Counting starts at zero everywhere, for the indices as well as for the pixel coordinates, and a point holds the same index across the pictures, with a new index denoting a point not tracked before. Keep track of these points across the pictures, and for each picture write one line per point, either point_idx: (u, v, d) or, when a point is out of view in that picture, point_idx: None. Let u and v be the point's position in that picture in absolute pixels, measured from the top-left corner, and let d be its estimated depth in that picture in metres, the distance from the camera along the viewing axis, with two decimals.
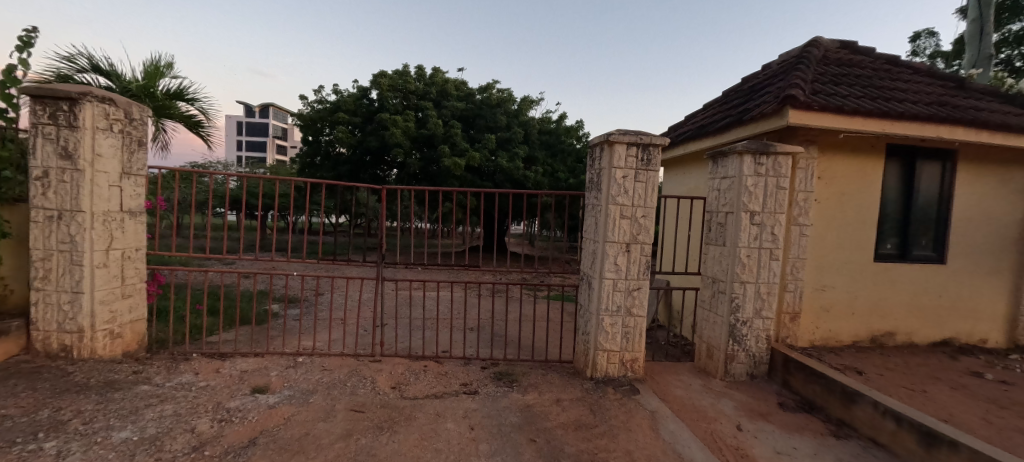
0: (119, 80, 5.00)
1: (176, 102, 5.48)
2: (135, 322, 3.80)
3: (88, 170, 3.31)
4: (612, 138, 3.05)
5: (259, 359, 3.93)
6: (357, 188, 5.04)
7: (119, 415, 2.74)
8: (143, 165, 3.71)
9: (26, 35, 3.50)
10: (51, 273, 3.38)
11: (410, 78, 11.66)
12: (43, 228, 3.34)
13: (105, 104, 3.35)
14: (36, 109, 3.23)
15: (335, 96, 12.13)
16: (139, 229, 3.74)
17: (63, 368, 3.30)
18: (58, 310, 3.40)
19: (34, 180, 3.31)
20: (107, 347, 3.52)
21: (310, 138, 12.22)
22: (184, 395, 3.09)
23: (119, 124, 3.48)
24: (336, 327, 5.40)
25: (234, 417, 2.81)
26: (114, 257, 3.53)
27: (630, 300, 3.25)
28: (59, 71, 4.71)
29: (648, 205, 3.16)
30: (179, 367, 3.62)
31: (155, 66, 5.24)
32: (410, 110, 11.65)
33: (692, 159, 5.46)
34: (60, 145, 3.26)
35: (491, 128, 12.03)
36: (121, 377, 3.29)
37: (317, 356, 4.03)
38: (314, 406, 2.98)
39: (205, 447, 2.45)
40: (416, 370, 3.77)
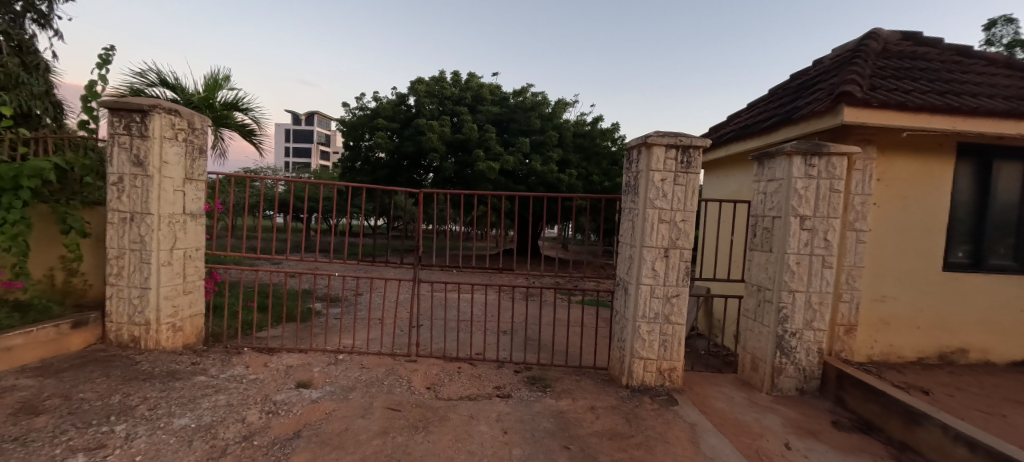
0: (184, 93, 5.44)
1: (232, 112, 5.87)
2: (194, 316, 4.08)
3: (156, 175, 3.59)
4: (650, 140, 2.98)
5: (303, 355, 4.12)
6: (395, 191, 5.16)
7: (179, 403, 2.94)
8: (202, 172, 4.00)
9: (105, 53, 3.89)
10: (123, 271, 3.69)
11: (446, 84, 11.96)
12: (118, 229, 3.66)
13: (171, 115, 3.64)
14: (113, 121, 3.55)
15: (375, 103, 12.59)
16: (198, 231, 4.02)
17: (132, 357, 3.59)
18: (128, 304, 3.70)
19: (110, 186, 3.63)
20: (169, 339, 3.80)
21: (351, 144, 12.75)
22: (236, 387, 3.29)
23: (183, 133, 3.76)
24: (374, 327, 5.58)
25: (280, 409, 2.95)
26: (177, 256, 3.81)
27: (668, 307, 3.15)
28: (132, 86, 5.18)
29: (688, 208, 3.05)
30: (231, 360, 3.85)
31: (215, 78, 5.65)
32: (446, 115, 11.88)
33: (736, 162, 5.23)
34: (133, 153, 3.56)
35: (525, 131, 12.04)
36: (181, 367, 3.54)
37: (357, 354, 4.18)
38: (353, 403, 3.08)
39: (255, 437, 2.59)
40: (450, 371, 3.83)
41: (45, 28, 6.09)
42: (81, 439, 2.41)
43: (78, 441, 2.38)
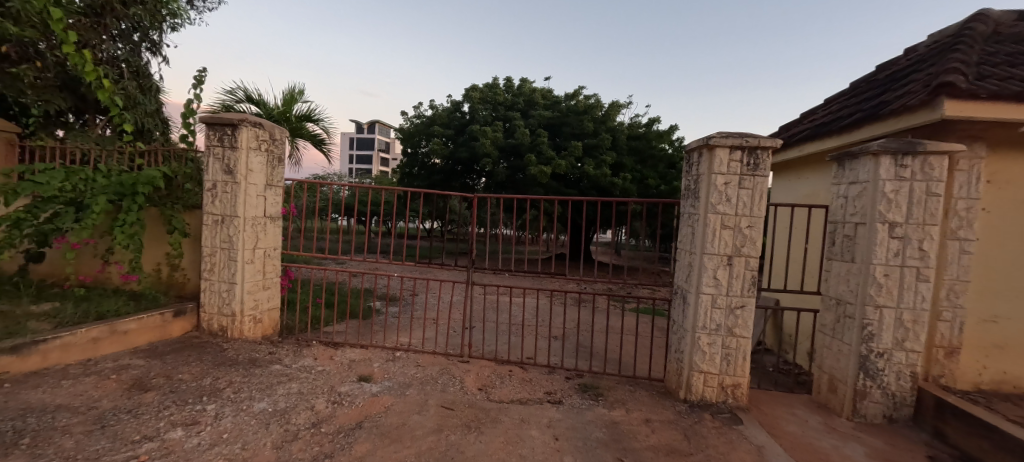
0: (266, 107, 6.00)
1: (306, 123, 6.37)
2: (271, 310, 4.45)
3: (243, 182, 3.98)
4: (712, 142, 2.84)
5: (364, 350, 4.36)
6: (449, 195, 5.27)
7: (257, 388, 3.23)
8: (280, 178, 4.38)
9: (200, 74, 4.40)
10: (214, 266, 4.12)
11: (499, 90, 12.14)
12: (211, 230, 4.09)
13: (256, 127, 4.01)
14: (209, 135, 4.00)
15: (431, 110, 13.10)
16: (277, 232, 4.40)
17: (220, 344, 4.00)
18: (218, 296, 4.12)
19: (206, 192, 4.09)
20: (250, 330, 4.18)
21: (409, 150, 13.32)
22: (306, 377, 3.55)
23: (266, 144, 4.15)
24: (429, 327, 5.77)
25: (344, 400, 3.15)
26: (259, 254, 4.19)
27: (732, 319, 2.96)
28: (224, 102, 5.80)
29: (754, 214, 2.87)
30: (302, 351, 4.16)
31: (292, 93, 6.18)
32: (499, 120, 11.99)
33: (812, 163, 4.82)
34: (224, 163, 3.98)
35: (577, 135, 11.83)
36: (260, 356, 3.88)
37: (413, 352, 4.34)
38: (410, 398, 3.21)
39: (322, 424, 2.78)
40: (502, 374, 3.87)
41: (156, 54, 6.94)
42: (178, 415, 2.72)
43: (177, 416, 2.69)
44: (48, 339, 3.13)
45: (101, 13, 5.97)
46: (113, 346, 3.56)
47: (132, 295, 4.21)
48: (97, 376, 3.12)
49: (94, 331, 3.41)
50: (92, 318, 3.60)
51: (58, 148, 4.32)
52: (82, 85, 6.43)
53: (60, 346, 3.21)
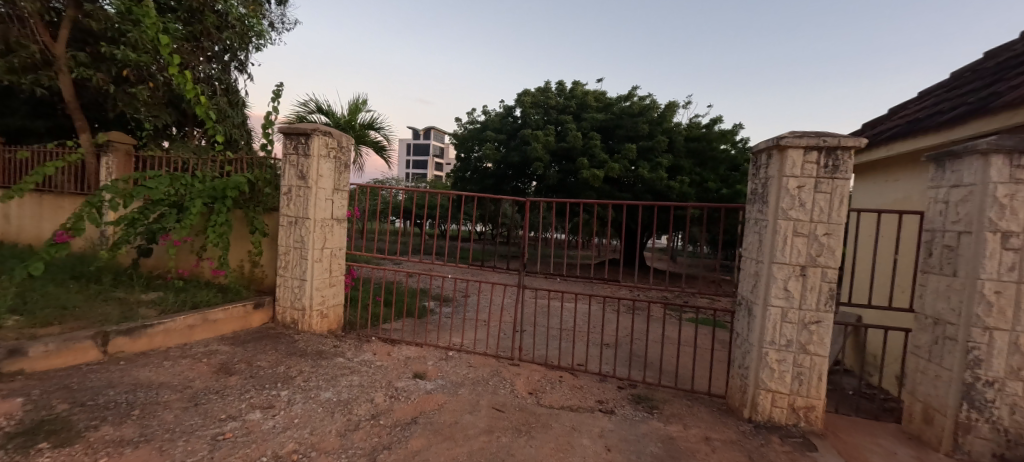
0: (334, 117, 6.45)
1: (369, 131, 6.77)
2: (336, 306, 4.75)
3: (314, 187, 4.29)
4: (784, 142, 2.64)
5: (419, 348, 4.52)
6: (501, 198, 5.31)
7: (324, 378, 3.46)
8: (347, 183, 4.67)
9: (278, 89, 4.82)
10: (288, 264, 4.47)
11: (552, 94, 12.09)
12: (287, 230, 4.45)
13: (326, 135, 4.31)
14: (286, 144, 4.36)
15: (484, 116, 13.37)
16: (343, 233, 4.69)
17: (292, 336, 4.33)
18: (291, 291, 4.47)
19: (283, 195, 4.45)
20: (317, 324, 4.49)
21: (463, 155, 13.68)
22: (366, 370, 3.74)
23: (335, 151, 4.44)
24: (481, 329, 5.88)
25: (401, 395, 3.28)
26: (326, 254, 4.49)
27: (806, 335, 2.73)
28: (298, 113, 6.31)
29: (833, 220, 2.63)
30: (363, 346, 4.40)
31: (357, 103, 6.59)
32: (551, 124, 11.90)
33: (904, 165, 4.34)
34: (299, 169, 4.32)
35: (632, 137, 11.50)
36: (326, 349, 4.15)
37: (465, 352, 4.44)
38: (462, 398, 3.29)
39: (381, 416, 2.92)
40: (552, 379, 3.84)
41: (243, 72, 7.74)
42: (257, 398, 2.98)
43: (256, 400, 2.95)
44: (155, 324, 3.57)
45: (200, 38, 6.83)
46: (204, 333, 3.98)
47: (220, 287, 4.68)
48: (192, 359, 3.50)
49: (190, 318, 3.84)
50: (188, 307, 4.05)
51: (164, 157, 4.92)
52: (184, 102, 7.32)
53: (163, 330, 3.64)
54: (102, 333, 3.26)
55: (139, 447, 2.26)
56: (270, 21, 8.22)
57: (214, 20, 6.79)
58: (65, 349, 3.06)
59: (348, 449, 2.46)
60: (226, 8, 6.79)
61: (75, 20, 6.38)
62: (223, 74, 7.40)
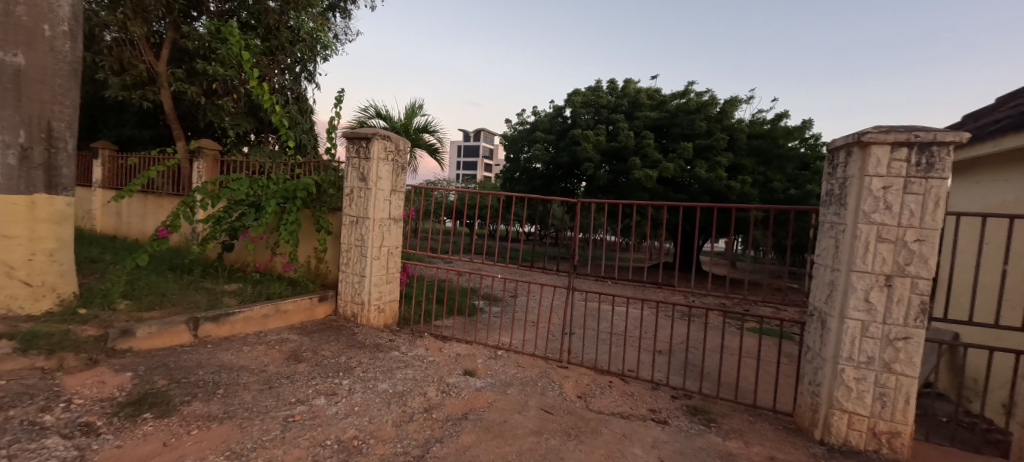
0: (392, 122, 6.77)
1: (423, 134, 7.04)
2: (393, 301, 4.96)
3: (373, 188, 4.51)
4: (866, 138, 2.41)
5: (470, 346, 4.61)
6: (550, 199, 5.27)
7: (381, 370, 3.63)
8: (403, 184, 4.87)
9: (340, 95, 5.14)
10: (350, 261, 4.74)
11: (603, 92, 11.84)
12: (349, 229, 4.71)
13: (385, 139, 4.52)
14: (349, 147, 4.63)
15: (534, 117, 13.43)
16: (399, 232, 4.89)
17: (352, 328, 4.59)
18: (351, 286, 4.73)
19: (346, 196, 4.73)
20: (375, 318, 4.72)
21: (512, 156, 13.82)
22: (419, 365, 3.89)
23: (393, 155, 4.65)
24: (529, 329, 5.89)
25: (452, 391, 3.37)
26: (384, 252, 4.71)
27: (891, 353, 2.47)
28: (359, 119, 6.69)
29: (927, 225, 2.37)
30: (416, 341, 4.57)
31: (413, 107, 6.86)
32: (602, 124, 11.66)
33: (1016, 162, 3.80)
34: (360, 172, 4.57)
35: (688, 135, 10.99)
36: (383, 342, 4.35)
37: (513, 352, 4.47)
38: (511, 397, 3.31)
39: (433, 410, 3.01)
40: (602, 384, 3.77)
41: (311, 82, 8.34)
42: (321, 385, 3.19)
43: (321, 386, 3.16)
44: (236, 312, 3.92)
45: (276, 52, 7.43)
46: (277, 322, 4.32)
47: (290, 281, 5.06)
48: (266, 345, 3.81)
49: (265, 308, 4.19)
50: (263, 298, 4.42)
51: (245, 161, 5.40)
52: (261, 111, 7.99)
53: (242, 319, 3.99)
54: (193, 319, 3.63)
55: (223, 423, 2.51)
56: (335, 33, 8.79)
57: (287, 34, 7.36)
58: (164, 332, 3.45)
59: (403, 439, 2.57)
60: (298, 23, 7.33)
61: (175, 41, 7.23)
62: (295, 85, 8.00)
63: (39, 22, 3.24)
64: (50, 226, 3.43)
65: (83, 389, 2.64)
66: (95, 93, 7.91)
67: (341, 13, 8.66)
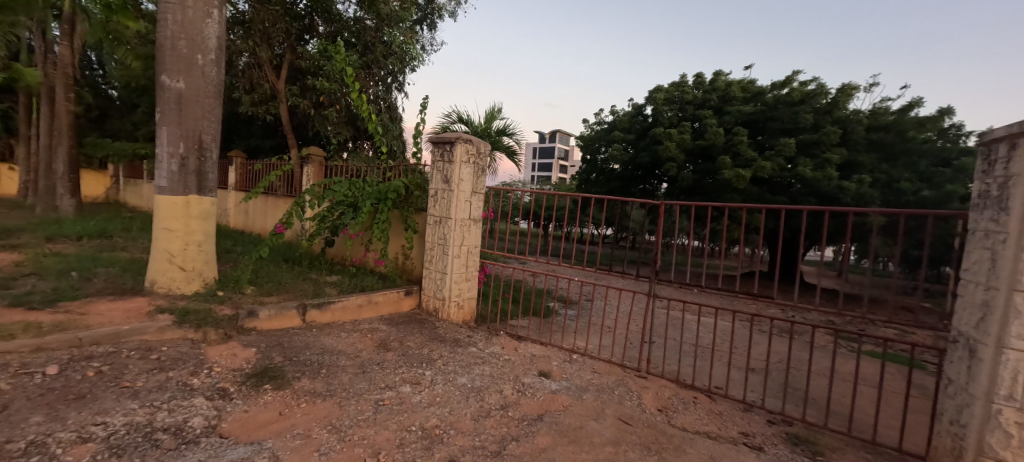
0: (472, 126, 7.03)
1: (501, 137, 7.22)
2: (471, 299, 5.13)
3: (456, 190, 4.71)
4: None
5: (545, 347, 4.61)
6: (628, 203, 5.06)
7: (460, 364, 3.77)
8: (484, 186, 5.02)
9: (424, 102, 5.45)
10: (433, 258, 5.00)
11: (688, 87, 11.08)
12: (433, 229, 4.97)
13: (467, 143, 4.70)
14: (434, 151, 4.89)
15: (612, 116, 13.10)
16: (479, 233, 5.04)
17: (434, 322, 4.83)
18: (434, 282, 4.99)
19: (431, 197, 5.01)
20: (454, 314, 4.92)
21: (589, 157, 13.64)
22: (496, 362, 3.97)
23: (474, 158, 4.81)
24: (606, 334, 5.73)
25: (527, 391, 3.39)
26: (464, 251, 4.89)
27: None
28: (443, 124, 7.06)
29: None
30: (493, 339, 4.68)
31: (493, 111, 7.05)
32: (687, 121, 10.96)
33: None
34: (444, 174, 4.80)
35: (789, 130, 9.90)
36: (462, 337, 4.53)
37: (589, 357, 4.37)
38: (587, 403, 3.25)
39: (510, 408, 3.06)
40: (685, 399, 3.54)
41: (401, 91, 8.95)
42: (406, 374, 3.40)
43: (406, 375, 3.37)
44: (336, 301, 4.34)
45: (372, 66, 8.12)
46: (369, 312, 4.69)
47: (381, 275, 5.48)
48: (360, 333, 4.16)
49: (359, 299, 4.56)
50: (358, 290, 4.83)
51: (345, 166, 5.96)
52: (358, 119, 8.76)
53: (341, 307, 4.41)
54: (301, 305, 4.09)
55: (326, 400, 2.79)
56: (422, 45, 9.35)
57: (381, 49, 8.02)
58: (280, 315, 3.92)
59: (480, 434, 2.64)
60: (391, 38, 7.98)
61: (291, 61, 8.22)
62: (386, 95, 8.64)
63: (195, 52, 3.88)
64: (199, 222, 4.08)
65: (220, 359, 3.11)
66: (232, 109, 9.31)
67: (429, 26, 9.19)
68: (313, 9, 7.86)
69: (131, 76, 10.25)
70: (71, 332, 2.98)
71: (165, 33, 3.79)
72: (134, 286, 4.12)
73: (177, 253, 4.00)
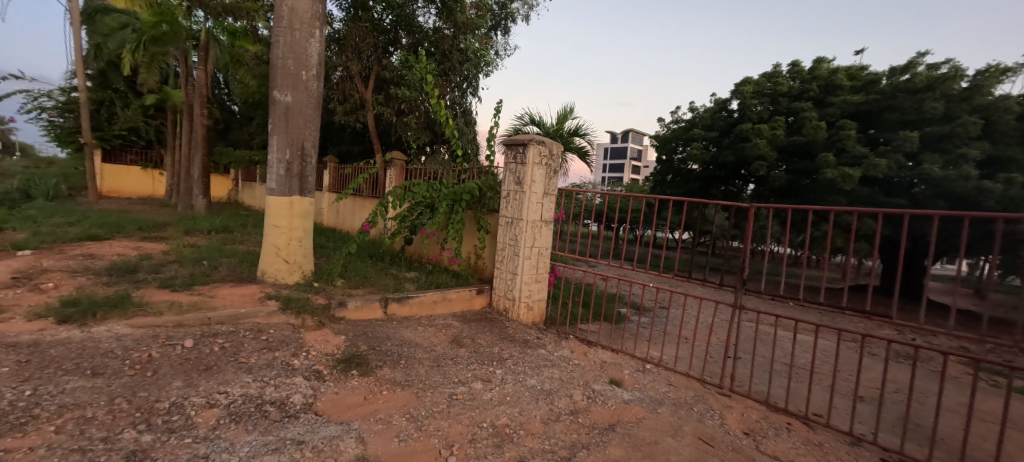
0: (544, 127, 7.04)
1: (573, 138, 7.14)
2: (541, 300, 5.12)
3: (527, 191, 4.73)
4: None
5: (616, 354, 4.45)
6: (707, 207, 4.72)
7: (530, 366, 3.78)
8: (556, 187, 4.99)
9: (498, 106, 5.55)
10: (504, 259, 5.07)
11: (783, 78, 10.04)
12: (505, 229, 5.04)
13: (540, 145, 4.70)
14: (508, 153, 4.95)
15: (692, 113, 12.37)
16: (550, 234, 5.02)
17: (504, 322, 4.89)
18: (505, 282, 5.05)
19: (504, 198, 5.08)
20: (524, 315, 4.94)
21: (665, 157, 13.05)
22: (565, 366, 3.91)
23: (546, 159, 4.80)
24: (683, 345, 5.38)
25: (598, 398, 3.30)
26: (535, 252, 4.90)
27: None
28: (516, 126, 7.15)
29: None
30: (561, 342, 4.63)
31: (565, 112, 7.00)
32: (779, 115, 9.97)
33: None
34: (516, 176, 4.85)
35: (911, 122, 8.57)
36: (531, 339, 4.54)
37: (664, 368, 4.14)
38: (663, 417, 3.08)
39: (580, 414, 3.00)
40: (775, 424, 3.21)
41: (476, 95, 9.21)
42: (478, 370, 3.49)
43: (478, 372, 3.45)
44: (413, 296, 4.58)
45: (448, 73, 8.50)
46: (444, 308, 4.87)
47: (455, 273, 5.68)
48: (435, 328, 4.34)
49: (434, 295, 4.76)
50: (433, 287, 5.04)
51: (423, 168, 6.26)
52: (436, 124, 9.16)
53: (418, 302, 4.64)
54: (384, 298, 4.36)
55: (405, 389, 2.94)
56: (496, 50, 9.55)
57: (457, 56, 8.34)
58: (365, 307, 4.22)
59: (550, 437, 2.61)
60: (466, 45, 8.24)
61: (377, 71, 8.84)
62: (462, 100, 8.96)
63: (300, 69, 4.32)
64: (300, 220, 4.52)
65: (316, 343, 3.43)
66: (327, 118, 10.28)
67: (503, 31, 9.36)
68: (398, 23, 8.39)
69: (249, 92, 11.73)
70: (202, 311, 3.47)
71: (277, 54, 4.27)
72: (249, 274, 4.70)
73: (282, 246, 4.48)
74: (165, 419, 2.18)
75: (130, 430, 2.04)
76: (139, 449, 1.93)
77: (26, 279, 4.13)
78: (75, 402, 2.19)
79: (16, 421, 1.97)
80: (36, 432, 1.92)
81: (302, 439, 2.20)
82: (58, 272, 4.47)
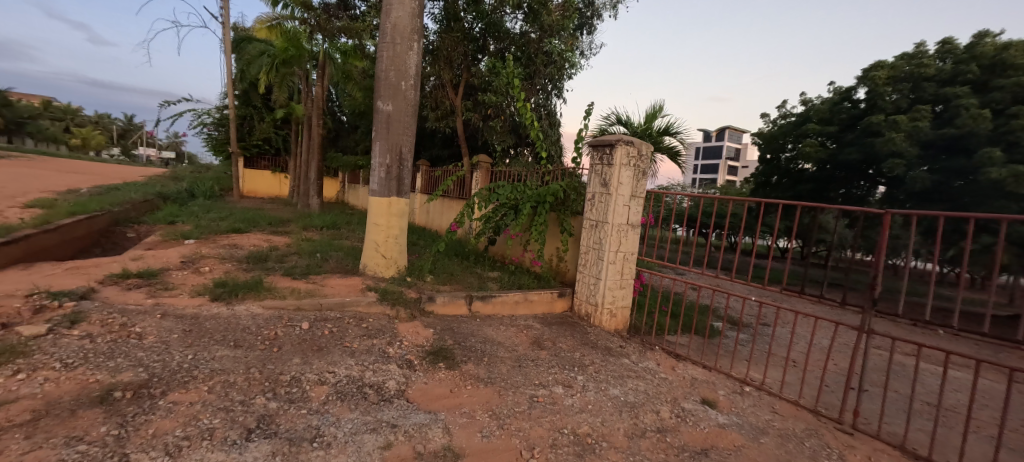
0: (632, 127, 6.76)
1: (663, 137, 6.75)
2: (625, 308, 4.90)
3: (614, 194, 4.56)
4: None
5: (708, 372, 4.10)
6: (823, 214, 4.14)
7: (613, 375, 3.64)
8: (644, 190, 4.76)
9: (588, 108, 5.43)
10: (588, 263, 4.95)
11: (929, 60, 8.47)
12: (590, 233, 4.92)
13: (628, 145, 4.50)
14: (594, 155, 4.84)
15: (804, 107, 11.03)
16: (636, 239, 4.79)
17: (586, 327, 4.77)
18: (587, 286, 4.93)
19: (588, 200, 4.97)
20: (606, 321, 4.77)
21: (769, 156, 11.83)
22: (650, 379, 3.70)
23: (635, 160, 4.59)
24: (790, 369, 4.78)
25: (689, 417, 3.06)
26: (620, 257, 4.71)
27: None
28: (601, 126, 6.96)
29: None
30: (647, 353, 4.39)
31: (655, 110, 6.66)
32: (921, 104, 8.44)
33: None
34: (603, 178, 4.71)
35: None
36: (614, 347, 4.37)
37: (767, 393, 3.71)
38: (766, 448, 2.76)
39: (668, 433, 2.80)
40: None
41: (560, 96, 9.19)
42: (559, 375, 3.44)
43: (559, 376, 3.40)
44: (497, 295, 4.68)
45: (533, 76, 8.59)
46: (525, 309, 4.90)
47: (537, 275, 5.69)
48: (516, 328, 4.38)
49: (517, 296, 4.81)
50: (516, 288, 5.09)
51: (507, 171, 6.37)
52: (521, 127, 9.31)
53: (500, 302, 4.71)
54: (468, 296, 4.50)
55: (488, 386, 3.00)
56: (582, 50, 9.42)
57: (542, 58, 8.39)
58: (451, 303, 4.39)
59: (635, 454, 2.48)
60: (551, 47, 8.27)
61: (467, 78, 9.22)
62: (546, 102, 9.02)
63: (400, 79, 4.64)
64: (397, 219, 4.86)
65: (407, 334, 3.66)
66: (421, 124, 11.00)
67: (589, 30, 9.21)
68: (486, 30, 8.68)
69: (356, 103, 13.02)
70: (315, 298, 3.91)
71: (382, 66, 4.65)
72: (352, 267, 5.17)
73: (381, 243, 4.85)
74: (286, 390, 2.47)
75: (261, 396, 2.34)
76: (267, 414, 2.21)
77: (190, 263, 5.01)
78: (221, 368, 2.57)
79: (180, 379, 2.38)
80: (194, 390, 2.30)
81: (396, 423, 2.34)
82: (212, 258, 5.34)
